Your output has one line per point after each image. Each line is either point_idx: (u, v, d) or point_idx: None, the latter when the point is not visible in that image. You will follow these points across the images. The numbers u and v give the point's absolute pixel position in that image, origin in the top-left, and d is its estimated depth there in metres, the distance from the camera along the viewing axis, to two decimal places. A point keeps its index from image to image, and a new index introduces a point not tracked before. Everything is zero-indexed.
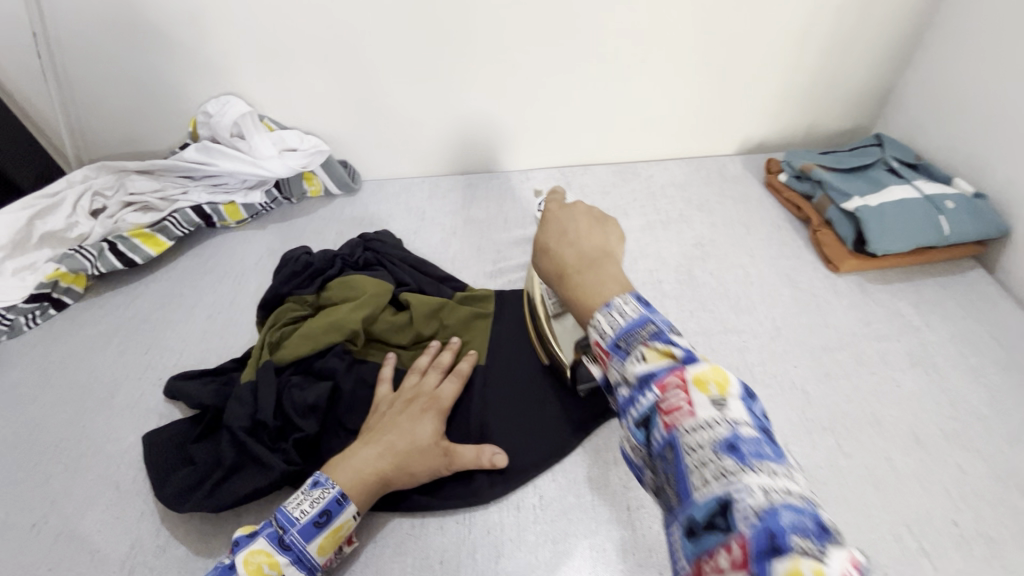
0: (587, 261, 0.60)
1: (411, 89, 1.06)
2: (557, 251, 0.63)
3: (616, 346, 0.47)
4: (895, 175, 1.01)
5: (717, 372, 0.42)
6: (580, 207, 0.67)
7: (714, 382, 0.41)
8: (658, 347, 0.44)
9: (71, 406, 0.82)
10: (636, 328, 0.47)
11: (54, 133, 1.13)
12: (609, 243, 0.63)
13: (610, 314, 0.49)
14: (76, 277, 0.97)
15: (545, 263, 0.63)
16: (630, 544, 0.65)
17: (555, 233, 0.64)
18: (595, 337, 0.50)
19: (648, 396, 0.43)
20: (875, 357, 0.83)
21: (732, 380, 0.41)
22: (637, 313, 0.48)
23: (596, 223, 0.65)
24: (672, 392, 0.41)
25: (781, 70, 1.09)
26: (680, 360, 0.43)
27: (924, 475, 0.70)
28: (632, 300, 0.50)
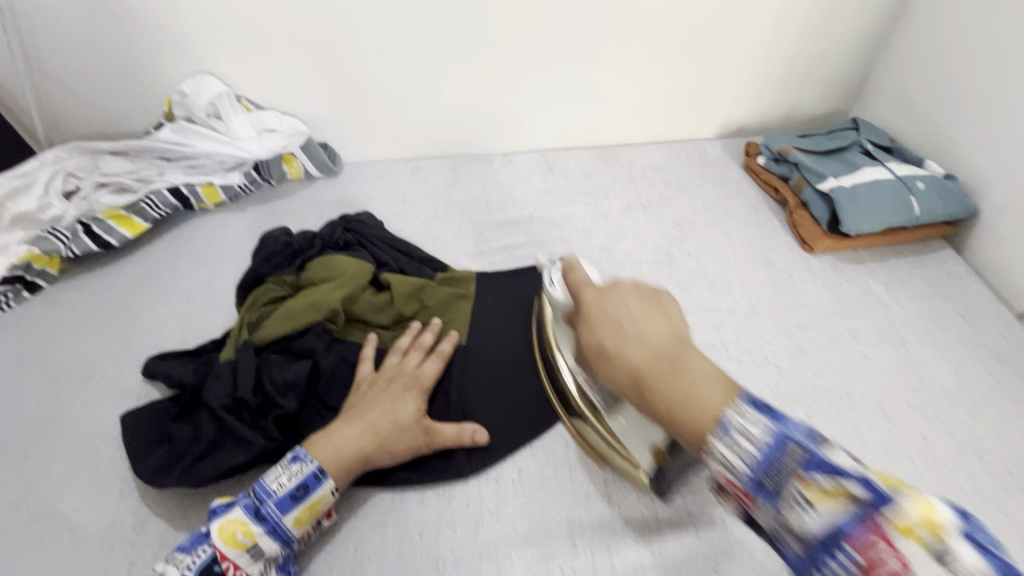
0: (663, 361, 0.52)
1: (391, 70, 1.05)
2: (620, 352, 0.54)
3: (759, 485, 0.43)
4: (870, 157, 1.03)
5: (920, 505, 0.38)
6: (624, 287, 0.61)
7: (922, 522, 0.37)
8: (822, 485, 0.40)
9: (47, 388, 0.81)
10: (777, 457, 0.43)
11: (24, 113, 1.10)
12: (672, 328, 0.57)
13: (730, 443, 0.45)
14: (50, 259, 0.95)
15: (610, 377, 0.55)
16: (606, 513, 0.67)
17: (608, 328, 0.56)
18: (721, 472, 0.45)
19: (840, 558, 0.39)
20: (846, 334, 0.85)
21: (942, 513, 0.38)
22: (768, 435, 0.44)
23: (650, 303, 0.59)
24: (873, 547, 0.38)
25: (761, 53, 1.10)
26: (864, 500, 0.39)
27: (890, 445, 0.72)
28: (749, 412, 0.45)
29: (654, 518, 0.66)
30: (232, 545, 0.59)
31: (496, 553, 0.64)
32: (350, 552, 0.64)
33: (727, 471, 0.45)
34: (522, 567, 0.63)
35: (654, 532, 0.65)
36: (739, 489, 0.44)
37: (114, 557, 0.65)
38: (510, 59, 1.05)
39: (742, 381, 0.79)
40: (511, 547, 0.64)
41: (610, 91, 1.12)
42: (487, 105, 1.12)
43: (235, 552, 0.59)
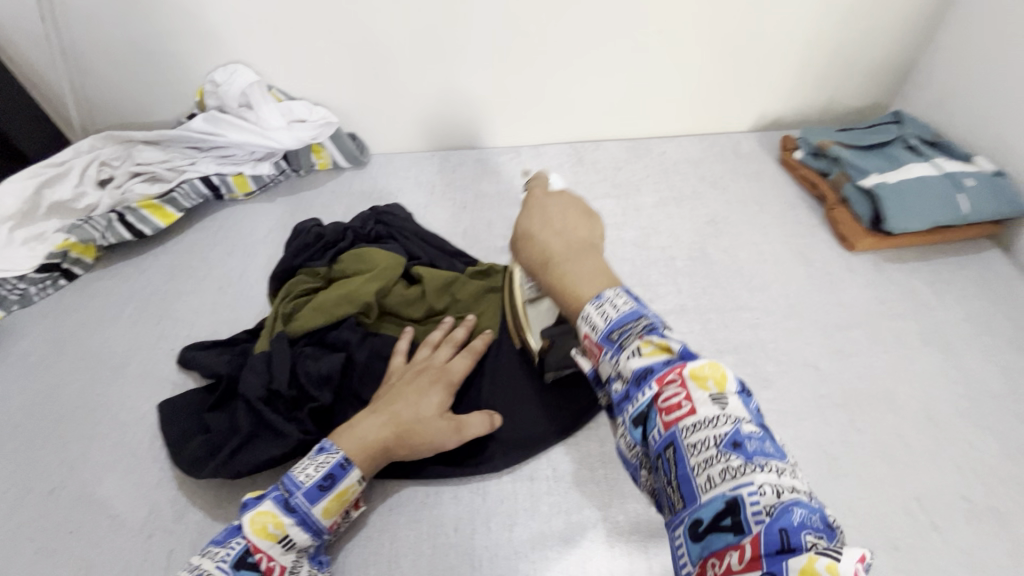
0: (573, 251, 0.61)
1: (420, 60, 1.04)
2: (542, 238, 0.64)
3: (608, 337, 0.50)
4: (915, 153, 0.99)
5: (714, 367, 0.45)
6: (568, 198, 0.68)
7: (713, 380, 0.44)
8: (655, 343, 0.47)
9: (85, 375, 0.83)
10: (629, 322, 0.50)
11: (60, 102, 1.11)
12: (595, 236, 0.65)
13: (601, 307, 0.52)
14: (86, 247, 0.96)
15: (529, 254, 0.64)
16: (643, 515, 0.66)
17: (541, 224, 0.65)
18: (584, 329, 0.53)
19: (646, 390, 0.46)
20: (888, 336, 0.83)
21: (730, 378, 0.44)
22: (628, 307, 0.51)
23: (583, 215, 0.66)
24: (670, 388, 0.44)
25: (801, 45, 1.06)
26: (678, 355, 0.46)
27: (935, 451, 0.70)
28: (622, 294, 0.53)
29: None
30: (265, 536, 0.56)
31: (532, 552, 0.63)
32: (386, 547, 0.64)
33: (590, 328, 0.52)
34: (558, 567, 0.62)
35: None
36: (594, 342, 0.52)
37: (153, 544, 0.66)
38: (542, 49, 1.03)
39: (780, 382, 0.77)
40: (546, 545, 0.64)
41: (643, 82, 1.10)
42: (517, 97, 1.10)
43: (268, 544, 0.56)
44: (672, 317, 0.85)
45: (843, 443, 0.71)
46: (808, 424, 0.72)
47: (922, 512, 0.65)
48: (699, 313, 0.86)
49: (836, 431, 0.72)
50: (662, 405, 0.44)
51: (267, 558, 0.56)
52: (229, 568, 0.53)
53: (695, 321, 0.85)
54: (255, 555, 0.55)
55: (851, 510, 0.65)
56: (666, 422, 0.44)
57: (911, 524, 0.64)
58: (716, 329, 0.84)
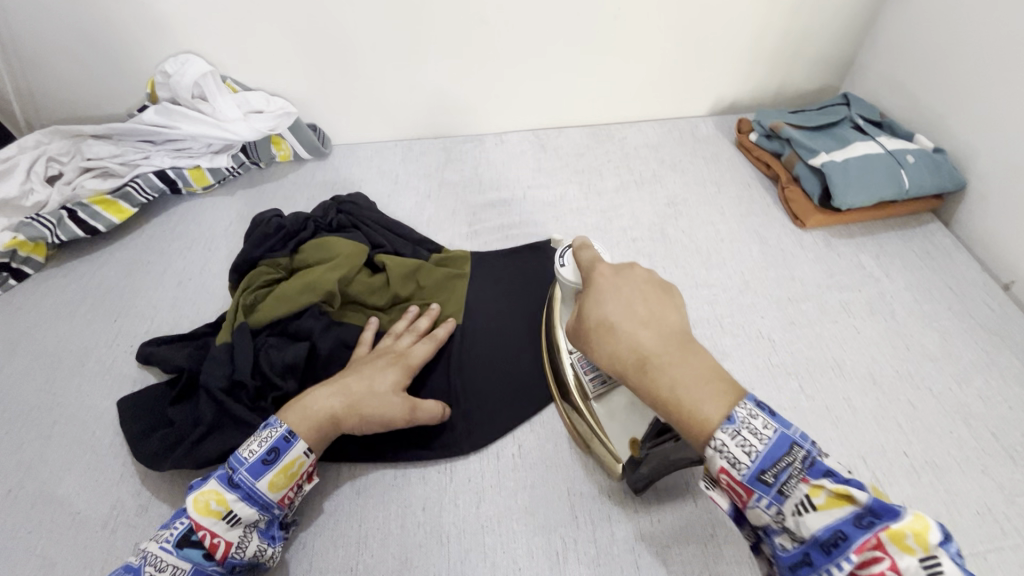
0: (674, 350, 0.53)
1: (379, 48, 1.03)
2: (631, 337, 0.54)
3: (760, 479, 0.48)
4: (861, 132, 1.03)
5: (916, 520, 0.43)
6: (639, 272, 0.59)
7: (915, 536, 0.42)
8: (833, 490, 0.45)
9: (39, 375, 0.80)
10: (783, 456, 0.47)
11: (1, 96, 1.07)
12: (682, 318, 0.57)
13: (738, 436, 0.48)
14: (36, 246, 0.93)
15: (613, 357, 0.55)
16: (606, 486, 0.68)
17: (623, 312, 0.56)
18: (720, 462, 0.49)
19: (841, 564, 0.44)
20: (838, 307, 0.86)
21: (933, 527, 0.42)
22: (775, 435, 0.48)
23: (662, 292, 0.58)
24: (871, 560, 0.43)
25: (753, 31, 1.09)
26: (868, 508, 0.44)
27: (880, 413, 0.74)
28: (755, 410, 0.49)
29: (652, 488, 0.67)
30: (207, 513, 0.57)
31: (500, 526, 0.65)
32: (354, 529, 0.65)
33: (727, 463, 0.48)
34: (524, 539, 0.64)
35: (653, 502, 0.67)
36: (738, 481, 0.48)
37: (116, 540, 0.65)
38: (501, 37, 1.03)
39: (736, 353, 0.80)
40: (513, 519, 0.65)
41: (602, 68, 1.11)
42: (477, 85, 1.10)
43: (210, 520, 0.57)
44: None
45: (795, 408, 0.74)
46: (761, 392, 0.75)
47: (867, 469, 0.69)
48: None
49: (788, 398, 0.75)
50: (860, 572, 0.43)
51: (210, 535, 0.57)
52: (173, 547, 0.56)
53: None
54: (198, 533, 0.57)
55: None
56: None
57: None
58: None
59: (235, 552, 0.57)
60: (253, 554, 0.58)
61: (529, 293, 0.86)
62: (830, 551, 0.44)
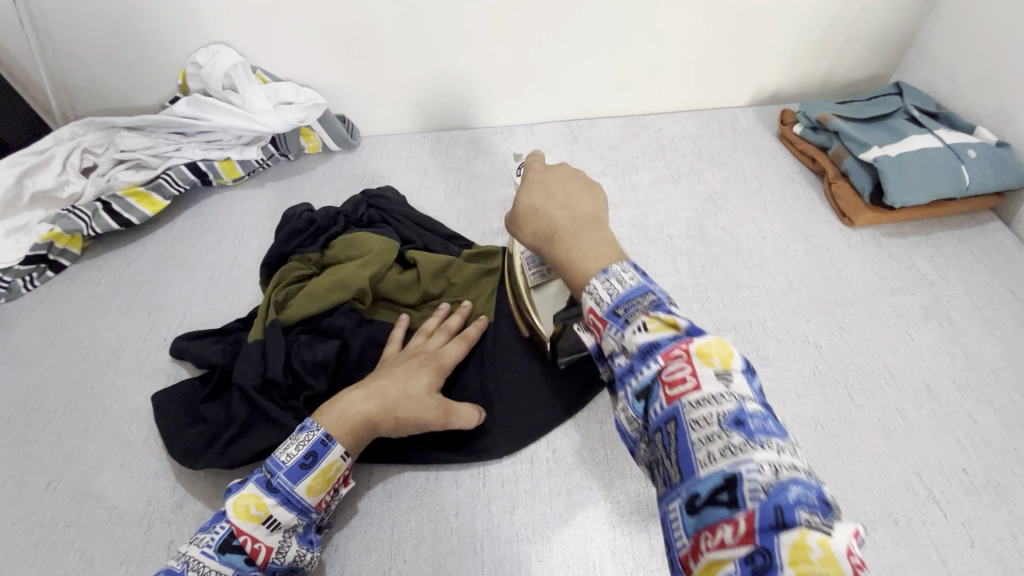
0: (580, 224, 0.57)
1: (408, 37, 1.00)
2: (545, 212, 0.60)
3: (614, 312, 0.48)
4: (916, 124, 0.97)
5: (721, 344, 0.43)
6: (564, 170, 0.65)
7: (717, 355, 0.42)
8: (661, 317, 0.45)
9: (76, 367, 0.81)
10: (636, 296, 0.48)
11: (37, 89, 1.08)
12: (598, 208, 0.60)
13: (607, 281, 0.49)
14: (71, 238, 0.94)
15: (530, 231, 0.60)
16: (643, 496, 0.65)
17: (542, 197, 0.61)
18: (590, 303, 0.50)
19: (651, 366, 0.43)
20: (889, 311, 0.82)
21: (734, 353, 0.43)
22: (636, 281, 0.49)
23: (585, 187, 0.62)
24: (675, 362, 0.42)
25: (800, 16, 1.03)
26: (684, 330, 0.44)
27: (936, 426, 0.70)
28: (628, 268, 0.51)
29: None
30: (248, 518, 0.57)
31: (534, 534, 0.63)
32: (387, 533, 0.64)
33: (594, 301, 0.49)
34: (559, 549, 0.62)
35: None
36: (598, 317, 0.49)
37: (153, 535, 0.65)
38: (533, 24, 1.00)
39: (780, 359, 0.76)
40: (547, 527, 0.63)
41: (639, 55, 1.06)
42: (508, 75, 1.07)
43: (251, 525, 0.56)
44: (670, 298, 0.84)
45: (844, 419, 0.70)
46: (807, 401, 0.72)
47: (922, 485, 0.65)
48: (698, 291, 0.85)
49: (836, 407, 0.71)
50: (664, 377, 0.43)
51: (252, 540, 0.56)
52: (215, 552, 0.55)
53: (693, 300, 0.84)
54: (239, 538, 0.56)
55: (851, 487, 0.65)
56: (667, 396, 0.42)
57: (911, 499, 0.64)
58: (715, 307, 0.83)
59: (275, 557, 0.57)
60: (292, 559, 0.58)
61: None
62: (646, 356, 0.44)
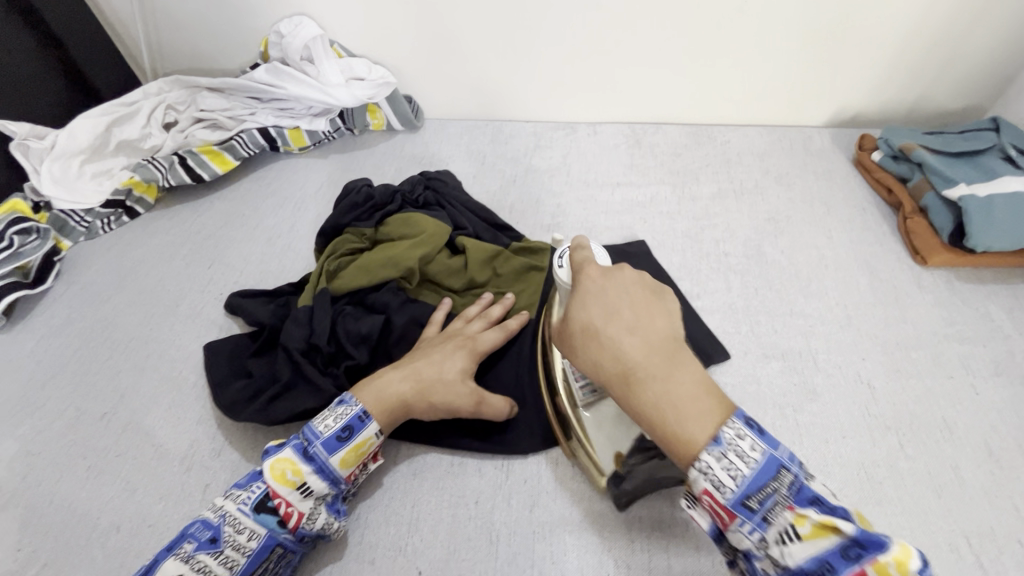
0: (658, 358, 0.52)
1: (483, 23, 1.00)
2: (615, 341, 0.53)
3: (743, 504, 0.46)
4: (1011, 164, 0.90)
5: (896, 549, 0.41)
6: (628, 275, 0.58)
7: (894, 563, 0.41)
8: (816, 520, 0.43)
9: (140, 310, 0.86)
10: (766, 481, 0.46)
11: (133, 43, 1.14)
12: (671, 322, 0.55)
13: (724, 459, 0.46)
14: (148, 187, 1.00)
15: (598, 366, 0.54)
16: (667, 515, 0.64)
17: (602, 312, 0.55)
18: (704, 484, 0.47)
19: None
20: (955, 361, 0.77)
21: (913, 555, 0.41)
22: (762, 458, 0.46)
23: (652, 297, 0.57)
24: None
25: (896, 37, 0.97)
26: (848, 538, 0.42)
27: (992, 490, 0.65)
28: (742, 430, 0.47)
29: None
30: (283, 483, 0.59)
31: (551, 535, 0.63)
32: (407, 509, 0.65)
33: (711, 484, 0.47)
34: (574, 553, 0.62)
35: None
36: (719, 503, 0.47)
37: (191, 478, 0.69)
38: (610, 22, 0.98)
39: (829, 396, 0.73)
40: (566, 531, 0.63)
41: (715, 64, 1.03)
42: (577, 71, 1.06)
43: (285, 490, 0.58)
44: (718, 316, 0.82)
45: (890, 467, 0.67)
46: (852, 442, 0.69)
47: (969, 550, 0.61)
48: (747, 313, 0.82)
49: (883, 454, 0.68)
50: None
51: (285, 504, 0.58)
52: (250, 511, 0.58)
53: (742, 322, 0.81)
54: (273, 500, 0.58)
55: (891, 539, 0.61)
56: None
57: (956, 562, 0.60)
58: (764, 332, 0.80)
59: (305, 523, 0.58)
60: (321, 526, 0.59)
61: None
62: None
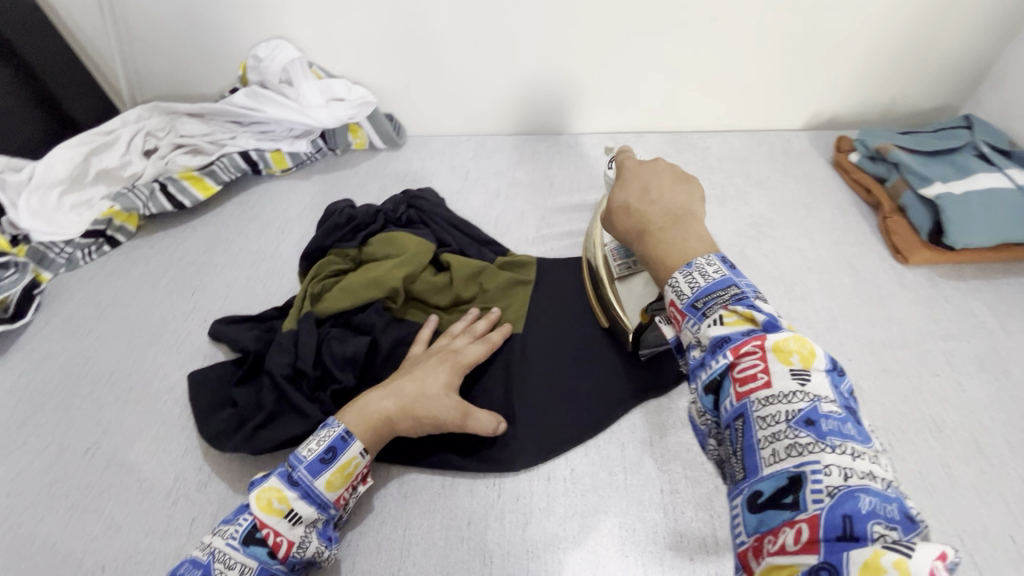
0: (670, 220, 0.62)
1: (461, 39, 1.01)
2: (637, 208, 0.65)
3: (693, 305, 0.52)
4: (986, 161, 0.91)
5: (801, 344, 0.46)
6: (660, 164, 0.70)
7: (798, 355, 0.45)
8: (739, 311, 0.49)
9: (123, 340, 0.85)
10: (716, 290, 0.51)
11: (110, 72, 1.14)
12: (689, 201, 0.65)
13: (690, 274, 0.54)
14: (129, 216, 0.99)
15: (624, 224, 0.67)
16: (660, 526, 0.63)
17: (636, 193, 0.67)
18: (670, 296, 0.55)
19: (719, 359, 0.47)
20: (941, 359, 0.77)
21: (819, 356, 0.45)
22: (719, 275, 0.53)
23: (678, 180, 0.67)
24: (747, 358, 0.46)
25: (867, 40, 0.99)
26: (761, 326, 0.47)
27: (983, 487, 0.65)
28: (715, 262, 0.54)
29: (713, 536, 0.63)
30: (270, 512, 0.58)
31: (545, 553, 0.62)
32: (399, 534, 0.64)
33: (675, 295, 0.54)
34: (569, 571, 0.61)
35: (712, 551, 0.62)
36: (677, 309, 0.53)
37: (177, 511, 0.68)
38: (587, 35, 0.99)
39: None
40: (560, 548, 0.63)
41: (692, 72, 1.04)
42: (558, 83, 1.07)
43: (273, 519, 0.57)
44: None
45: None
46: None
47: (965, 551, 0.61)
48: None
49: None
50: (737, 370, 0.46)
51: (274, 533, 0.57)
52: (239, 544, 0.56)
53: None
54: (261, 531, 0.57)
55: None
56: (738, 392, 0.46)
57: None
58: None
59: (296, 551, 0.58)
60: (312, 553, 0.59)
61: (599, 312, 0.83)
62: (716, 349, 0.48)
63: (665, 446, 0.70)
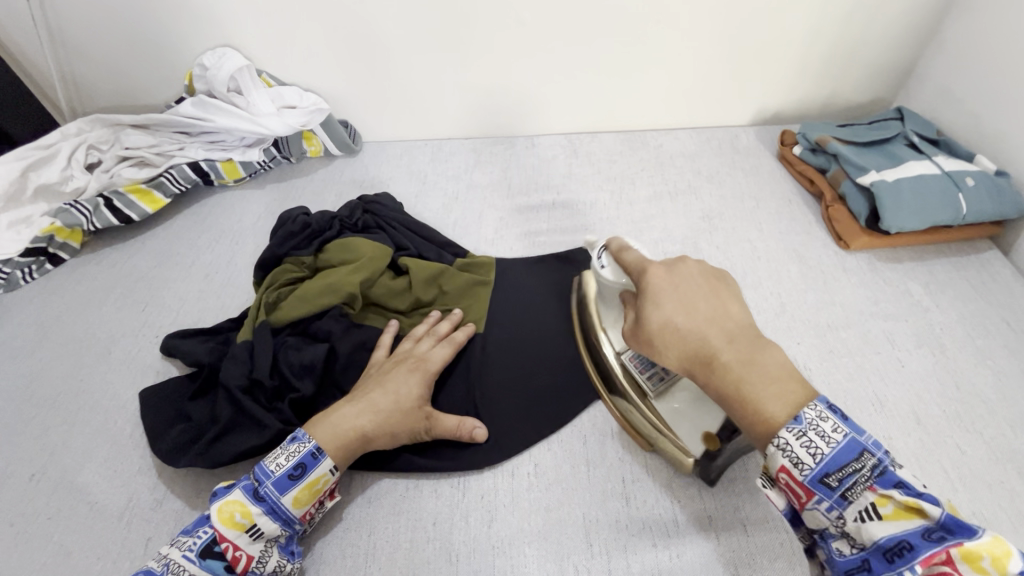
0: (740, 349, 0.55)
1: (412, 44, 1.01)
2: (686, 330, 0.57)
3: (822, 480, 0.49)
4: (915, 150, 0.97)
5: (995, 542, 0.43)
6: (691, 267, 0.61)
7: (992, 557, 0.43)
8: (901, 502, 0.47)
9: (69, 360, 0.82)
10: (846, 460, 0.48)
11: (47, 85, 1.10)
12: (741, 310, 0.59)
13: (803, 435, 0.49)
14: (72, 232, 0.95)
15: (674, 353, 0.57)
16: (623, 514, 0.65)
17: (680, 310, 0.57)
18: (781, 461, 0.50)
19: (904, 572, 0.45)
20: (881, 338, 0.81)
21: (1014, 554, 0.42)
22: (842, 438, 0.49)
23: (720, 286, 0.60)
24: (939, 570, 0.44)
25: (803, 39, 1.04)
26: (939, 522, 0.45)
27: (923, 456, 0.69)
28: (826, 412, 0.50)
29: (674, 520, 0.64)
30: (231, 526, 0.57)
31: (511, 548, 0.63)
32: (363, 539, 0.64)
33: (789, 462, 0.49)
34: (535, 564, 0.61)
35: (672, 535, 0.63)
36: (796, 480, 0.50)
37: (131, 532, 0.65)
38: (537, 39, 1.01)
39: None
40: (525, 542, 0.63)
41: (641, 73, 1.07)
42: (511, 86, 1.08)
43: (233, 533, 0.57)
44: None
45: None
46: None
47: None
48: None
49: None
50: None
51: (233, 547, 0.56)
52: (195, 557, 0.55)
53: None
54: (221, 544, 0.56)
55: None
56: (929, 571, 0.44)
57: None
58: None
59: (255, 566, 0.57)
60: (272, 568, 0.58)
61: (559, 309, 0.84)
62: (893, 559, 0.46)
63: (626, 436, 0.71)
